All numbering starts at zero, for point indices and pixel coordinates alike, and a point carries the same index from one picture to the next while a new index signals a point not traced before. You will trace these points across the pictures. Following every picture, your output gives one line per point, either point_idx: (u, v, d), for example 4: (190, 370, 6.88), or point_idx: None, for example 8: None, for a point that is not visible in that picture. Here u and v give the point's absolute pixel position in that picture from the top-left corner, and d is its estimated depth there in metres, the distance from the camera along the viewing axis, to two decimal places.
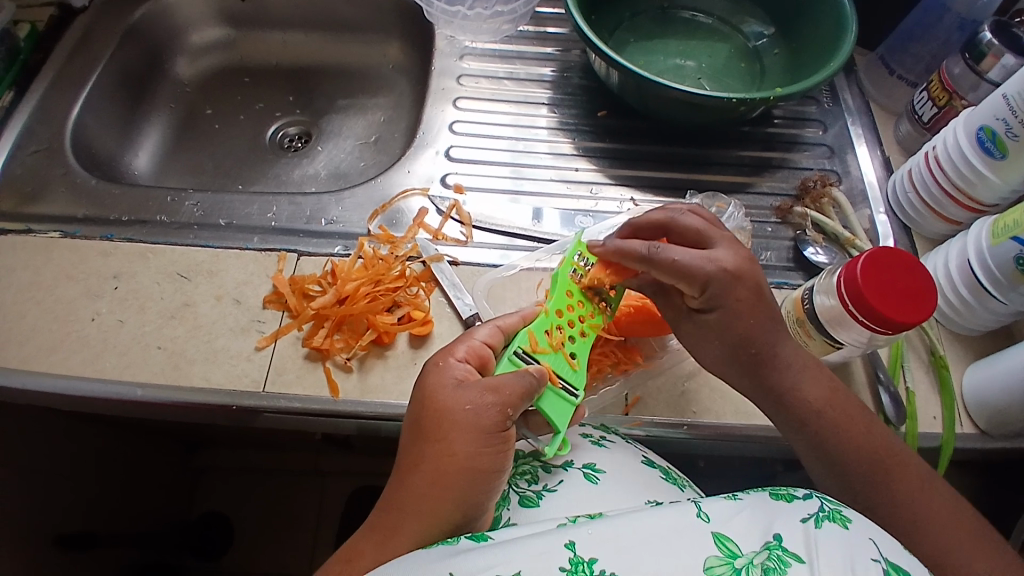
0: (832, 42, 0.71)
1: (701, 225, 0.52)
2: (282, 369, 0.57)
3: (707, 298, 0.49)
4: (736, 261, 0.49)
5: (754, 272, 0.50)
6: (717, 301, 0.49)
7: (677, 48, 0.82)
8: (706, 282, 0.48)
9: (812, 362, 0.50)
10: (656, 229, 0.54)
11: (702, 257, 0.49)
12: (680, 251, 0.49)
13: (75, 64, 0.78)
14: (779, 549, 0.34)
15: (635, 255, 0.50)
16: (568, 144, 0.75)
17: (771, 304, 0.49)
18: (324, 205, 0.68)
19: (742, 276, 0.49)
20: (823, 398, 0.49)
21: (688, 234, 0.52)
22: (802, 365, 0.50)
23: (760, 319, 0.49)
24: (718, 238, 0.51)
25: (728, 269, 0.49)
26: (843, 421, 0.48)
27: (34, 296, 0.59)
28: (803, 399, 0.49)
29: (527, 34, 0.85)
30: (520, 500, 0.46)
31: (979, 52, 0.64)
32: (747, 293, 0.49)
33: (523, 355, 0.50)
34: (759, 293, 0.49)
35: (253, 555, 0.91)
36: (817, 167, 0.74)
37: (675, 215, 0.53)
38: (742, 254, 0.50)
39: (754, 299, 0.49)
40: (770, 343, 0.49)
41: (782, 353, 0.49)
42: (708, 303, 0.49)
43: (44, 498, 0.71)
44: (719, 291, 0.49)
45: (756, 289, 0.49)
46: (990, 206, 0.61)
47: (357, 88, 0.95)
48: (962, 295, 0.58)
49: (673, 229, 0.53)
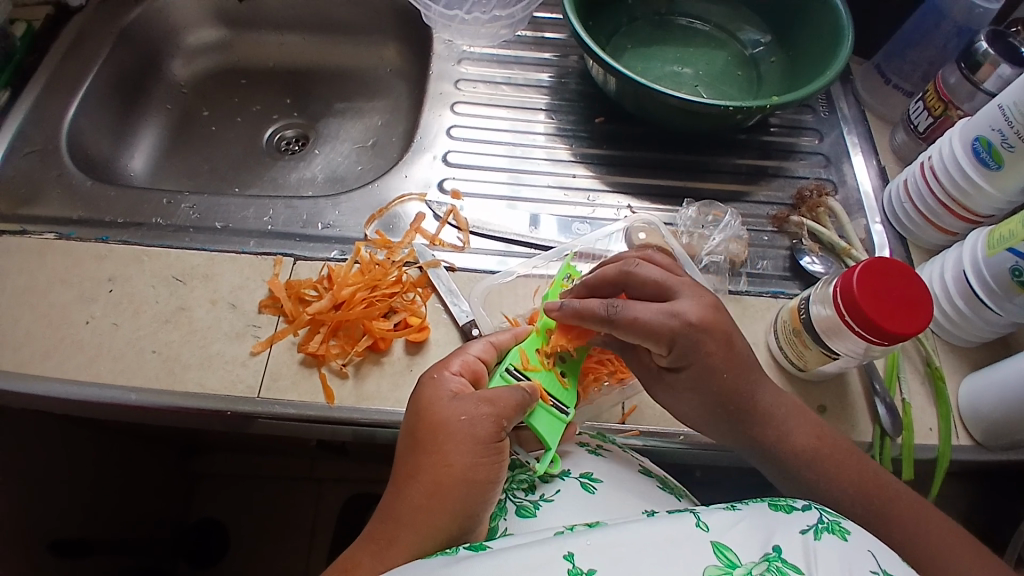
0: (828, 51, 0.72)
1: (659, 277, 0.51)
2: (277, 374, 0.56)
3: (676, 354, 0.49)
4: (700, 312, 0.49)
5: (720, 320, 0.50)
6: (688, 355, 0.49)
7: (675, 55, 0.82)
8: (674, 338, 0.48)
9: (796, 407, 0.51)
10: (613, 286, 0.52)
11: (665, 313, 0.48)
12: (642, 308, 0.48)
13: (71, 66, 0.77)
14: (779, 561, 0.34)
15: (596, 316, 0.48)
16: (566, 150, 0.75)
17: (741, 352, 0.50)
18: (320, 209, 0.68)
19: (709, 328, 0.49)
20: (809, 443, 0.49)
21: (645, 287, 0.51)
22: (785, 410, 0.50)
23: (733, 369, 0.50)
24: (679, 288, 0.50)
25: (694, 322, 0.48)
26: (835, 464, 0.48)
27: (28, 299, 0.59)
28: (789, 446, 0.49)
29: (525, 39, 0.85)
30: (517, 510, 0.46)
31: (975, 62, 0.64)
32: (716, 345, 0.49)
33: (514, 372, 0.50)
34: (729, 345, 0.50)
35: (246, 559, 0.90)
36: (813, 175, 0.74)
37: (630, 265, 0.51)
38: (705, 301, 0.50)
39: (724, 349, 0.49)
40: (746, 394, 0.50)
41: (761, 401, 0.50)
42: (679, 361, 0.49)
43: (38, 502, 0.70)
44: (687, 345, 0.48)
45: (725, 341, 0.49)
46: (986, 215, 0.62)
47: (355, 91, 0.94)
48: (957, 305, 0.58)
49: (630, 282, 0.51)
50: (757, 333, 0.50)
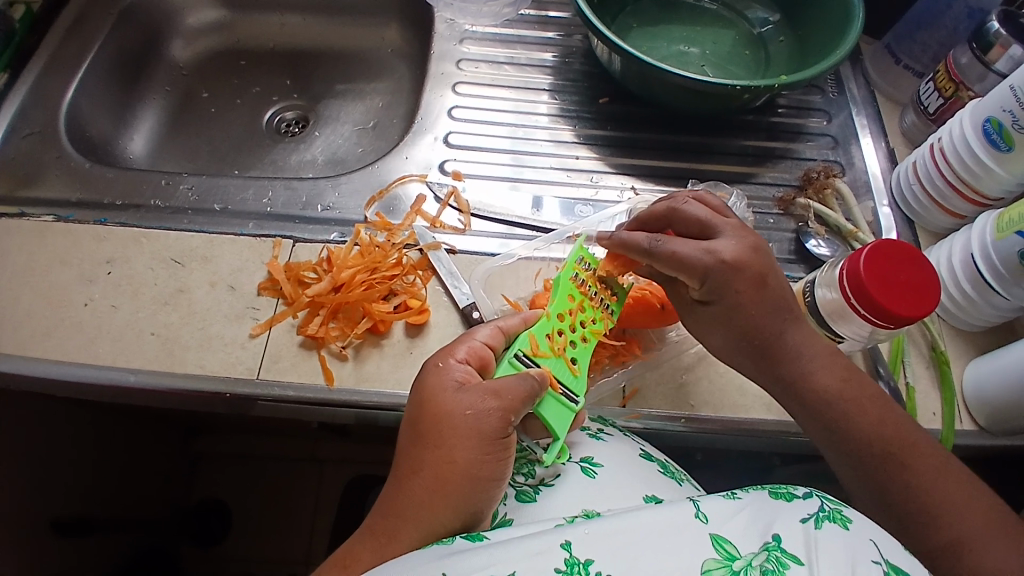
0: (838, 30, 0.70)
1: (705, 215, 0.51)
2: (277, 356, 0.56)
3: (707, 290, 0.49)
4: (737, 251, 0.49)
5: (758, 261, 0.49)
6: (717, 293, 0.49)
7: (681, 35, 0.80)
8: (705, 274, 0.48)
9: (824, 348, 0.50)
10: (659, 221, 0.53)
11: (703, 249, 0.48)
12: (680, 243, 0.49)
13: (69, 45, 0.76)
14: (779, 551, 0.33)
15: (638, 248, 0.50)
16: (569, 131, 0.74)
17: (774, 289, 0.49)
18: (320, 190, 0.67)
19: (743, 266, 0.48)
20: (832, 384, 0.48)
21: (691, 224, 0.51)
22: (808, 349, 0.49)
23: (763, 305, 0.49)
24: (723, 227, 0.50)
25: (728, 260, 0.48)
26: (857, 408, 0.47)
27: (27, 281, 0.59)
28: (812, 385, 0.48)
29: (528, 18, 0.83)
30: (517, 496, 0.46)
31: (987, 43, 0.62)
32: (749, 283, 0.48)
33: (524, 358, 0.49)
34: (762, 283, 0.49)
35: (250, 539, 0.91)
36: (820, 157, 0.73)
37: (678, 203, 0.52)
38: (748, 244, 0.50)
39: (755, 287, 0.49)
40: (778, 330, 0.49)
41: (788, 340, 0.49)
42: (710, 295, 0.49)
43: (44, 482, 0.71)
44: (721, 282, 0.48)
45: (758, 280, 0.49)
46: (996, 199, 0.60)
47: (356, 72, 0.93)
48: (965, 289, 0.57)
49: (676, 219, 0.52)
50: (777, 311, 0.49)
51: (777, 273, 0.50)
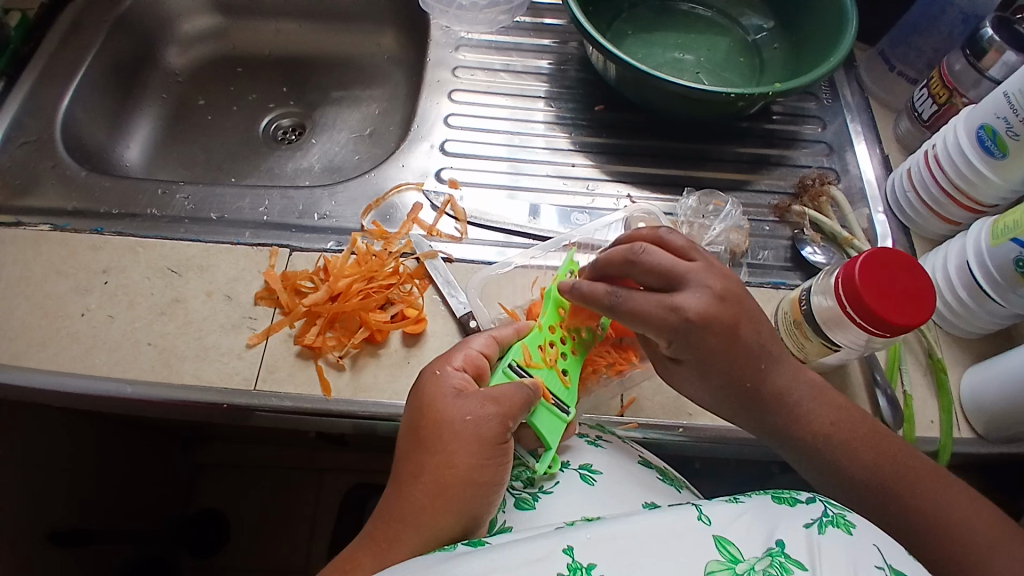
0: (833, 37, 0.71)
1: (668, 265, 0.47)
2: (274, 367, 0.56)
3: (678, 346, 0.47)
4: (704, 306, 0.46)
5: (728, 312, 0.47)
6: (687, 348, 0.47)
7: (676, 42, 0.80)
8: (672, 333, 0.46)
9: (814, 389, 0.49)
10: (619, 268, 0.50)
11: (665, 307, 0.46)
12: (642, 301, 0.46)
13: (64, 53, 0.76)
14: (782, 556, 0.33)
15: (600, 304, 0.48)
16: (565, 139, 0.74)
17: (748, 339, 0.47)
18: (316, 199, 0.67)
19: (712, 322, 0.46)
20: (823, 425, 0.48)
21: (653, 274, 0.48)
22: (796, 391, 0.49)
23: (741, 355, 0.47)
24: (688, 278, 0.47)
25: (695, 318, 0.46)
26: (848, 447, 0.47)
27: (22, 292, 0.58)
28: (802, 427, 0.48)
29: (524, 25, 0.83)
30: (516, 503, 0.45)
31: (980, 49, 0.63)
32: (718, 339, 0.46)
33: (517, 369, 0.49)
34: (734, 334, 0.47)
35: (247, 548, 0.91)
36: (815, 164, 0.73)
37: (638, 250, 0.48)
38: (715, 292, 0.47)
39: (728, 342, 0.47)
40: (760, 376, 0.48)
41: (772, 384, 0.48)
42: (680, 351, 0.48)
43: (41, 492, 0.70)
44: (688, 340, 0.46)
45: (730, 331, 0.47)
46: (990, 206, 0.61)
47: (352, 79, 0.93)
48: (960, 296, 0.58)
49: (636, 268, 0.48)
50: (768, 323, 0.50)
51: (753, 309, 0.48)
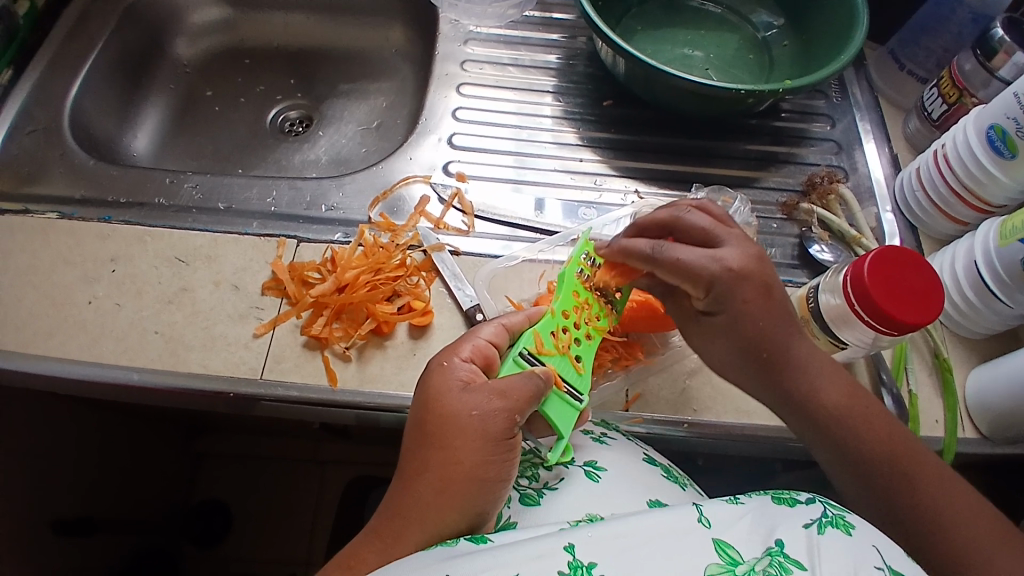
0: (843, 34, 0.70)
1: (707, 225, 0.50)
2: (280, 357, 0.56)
3: (714, 298, 0.49)
4: (743, 261, 0.49)
5: (762, 271, 0.49)
6: (722, 303, 0.49)
7: (685, 38, 0.80)
8: (712, 281, 0.48)
9: (829, 363, 0.50)
10: (659, 229, 0.53)
11: (709, 257, 0.48)
12: (685, 251, 0.49)
13: (73, 42, 0.76)
14: (781, 556, 0.33)
15: (639, 254, 0.50)
16: (573, 134, 0.74)
17: (781, 300, 0.49)
18: (324, 190, 0.67)
19: (750, 276, 0.48)
20: (839, 400, 0.48)
21: (693, 233, 0.51)
22: (817, 364, 0.49)
23: (772, 316, 0.49)
24: (726, 237, 0.50)
25: (734, 269, 0.48)
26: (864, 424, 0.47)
27: (31, 280, 0.59)
28: (819, 403, 0.48)
29: (532, 20, 0.83)
30: (520, 499, 0.46)
31: (990, 49, 0.63)
32: (753, 293, 0.49)
33: (528, 356, 0.49)
34: (767, 293, 0.49)
35: (250, 537, 0.91)
36: (824, 162, 0.73)
37: (680, 212, 0.52)
38: (752, 251, 0.50)
39: (761, 296, 0.49)
40: (782, 343, 0.49)
41: (795, 353, 0.49)
42: (715, 304, 0.50)
43: (46, 480, 0.71)
44: (725, 290, 0.49)
45: (765, 288, 0.49)
46: (999, 205, 0.60)
47: (360, 71, 0.93)
48: (968, 297, 0.57)
49: (677, 227, 0.52)
50: (785, 310, 0.50)
51: (779, 285, 0.50)
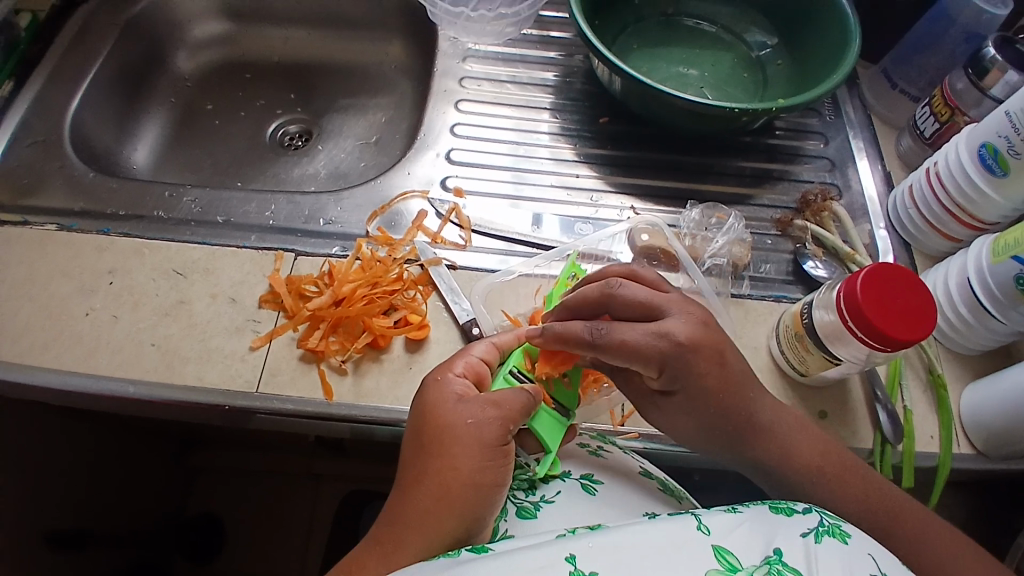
0: (836, 54, 0.71)
1: (646, 297, 0.49)
2: (276, 370, 0.56)
3: (668, 376, 0.48)
4: (691, 331, 0.47)
5: (712, 339, 0.48)
6: (679, 380, 0.48)
7: (681, 57, 0.81)
8: (664, 360, 0.47)
9: (794, 420, 0.50)
10: (594, 307, 0.50)
11: (653, 333, 0.47)
12: (630, 331, 0.46)
13: (75, 56, 0.77)
14: (780, 564, 0.33)
15: (581, 340, 0.47)
16: (570, 150, 0.74)
17: (736, 366, 0.49)
18: (322, 204, 0.68)
19: (699, 347, 0.47)
20: (811, 459, 0.48)
21: (631, 307, 0.49)
22: (783, 429, 0.49)
23: (731, 385, 0.49)
24: (666, 306, 0.49)
25: (684, 342, 0.47)
26: (832, 475, 0.48)
27: (28, 291, 0.59)
28: (791, 463, 0.48)
29: (530, 38, 0.84)
30: (518, 512, 0.45)
31: (982, 68, 0.64)
32: (710, 364, 0.48)
33: (517, 374, 0.50)
34: (721, 360, 0.48)
35: (243, 551, 0.91)
36: (817, 179, 0.74)
37: (613, 284, 0.49)
38: (696, 319, 0.49)
39: (718, 368, 0.48)
40: (745, 414, 0.49)
41: (760, 419, 0.49)
42: (670, 383, 0.48)
43: (38, 492, 0.70)
44: (678, 367, 0.47)
45: (717, 356, 0.48)
46: (992, 223, 0.61)
47: (359, 87, 0.94)
48: (961, 313, 0.58)
49: (614, 304, 0.49)
50: (743, 373, 0.50)
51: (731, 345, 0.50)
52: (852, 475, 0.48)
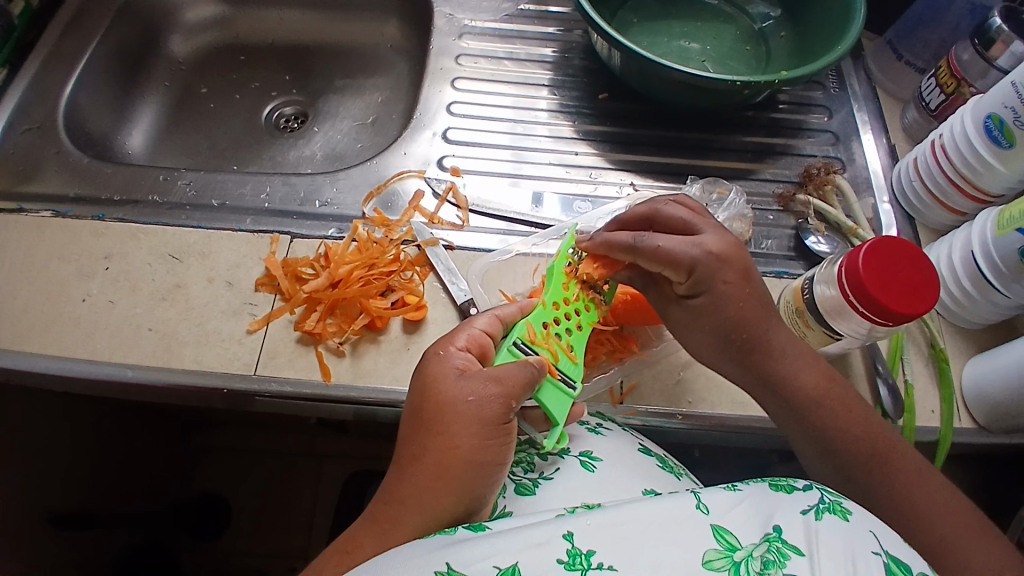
0: (839, 24, 0.70)
1: (685, 216, 0.51)
2: (274, 352, 0.56)
3: (694, 283, 0.49)
4: (722, 245, 0.49)
5: (741, 255, 0.50)
6: (705, 285, 0.49)
7: (682, 30, 0.80)
8: (694, 266, 0.48)
9: (805, 350, 0.50)
10: (638, 224, 0.54)
11: (687, 242, 0.49)
12: (664, 238, 0.49)
13: (67, 38, 0.76)
14: (779, 542, 0.33)
15: (621, 245, 0.51)
16: (569, 127, 0.73)
17: (759, 285, 0.50)
18: (318, 186, 0.67)
19: (729, 259, 0.49)
20: (817, 385, 0.48)
21: (671, 225, 0.51)
22: (795, 350, 0.49)
23: (749, 299, 0.49)
24: (705, 225, 0.51)
25: (713, 252, 0.49)
26: (841, 410, 0.47)
27: (25, 277, 0.58)
28: (798, 389, 0.48)
29: (528, 13, 0.83)
30: (516, 489, 0.46)
31: (988, 38, 0.62)
32: (733, 277, 0.49)
33: (523, 346, 0.49)
34: (746, 278, 0.49)
35: (249, 533, 0.91)
36: (821, 153, 0.72)
37: (659, 206, 0.52)
38: (729, 238, 0.51)
39: (741, 282, 0.49)
40: (761, 331, 0.49)
41: (774, 340, 0.49)
42: (695, 289, 0.49)
43: (44, 475, 0.71)
44: (706, 274, 0.49)
45: (743, 273, 0.49)
46: (997, 196, 0.60)
47: (355, 66, 0.93)
48: (964, 286, 0.57)
49: (655, 220, 0.52)
50: (762, 297, 0.50)
51: (757, 270, 0.51)
52: (855, 406, 0.48)
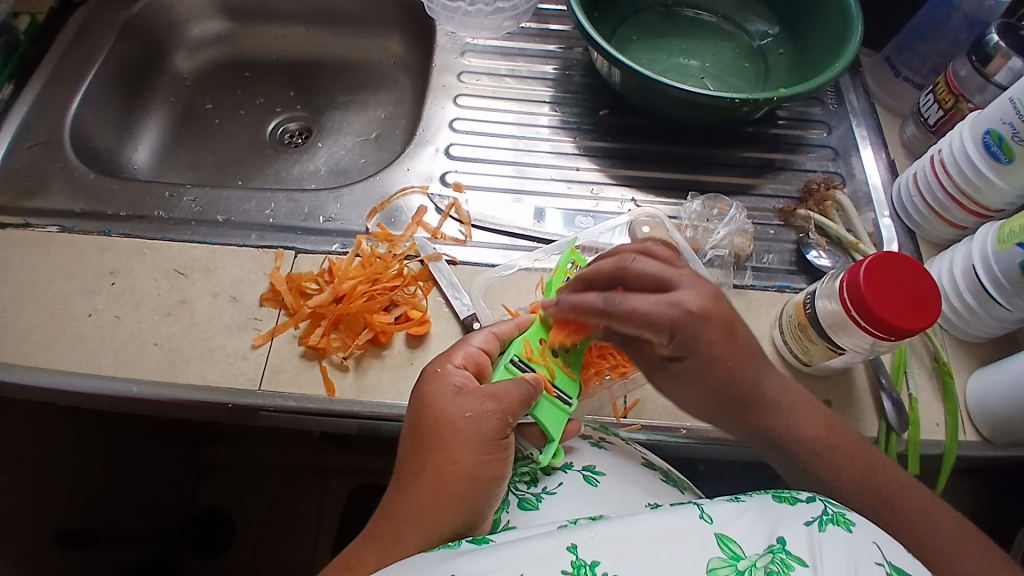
0: (837, 42, 0.71)
1: (658, 270, 0.47)
2: (278, 368, 0.56)
3: (677, 345, 0.47)
4: (701, 302, 0.46)
5: (722, 310, 0.47)
6: (688, 347, 0.47)
7: (681, 47, 0.81)
8: (673, 328, 0.46)
9: (802, 400, 0.49)
10: (606, 280, 0.49)
11: (664, 303, 0.46)
12: (640, 299, 0.46)
13: (75, 57, 0.77)
14: (783, 553, 0.33)
15: (592, 309, 0.47)
16: (570, 143, 0.74)
17: (745, 339, 0.48)
18: (322, 202, 0.68)
19: (710, 317, 0.46)
20: (817, 433, 0.47)
21: (643, 281, 0.48)
22: (788, 399, 0.48)
23: (738, 357, 0.48)
24: (678, 280, 0.47)
25: (694, 311, 0.46)
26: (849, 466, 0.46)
27: (31, 292, 0.59)
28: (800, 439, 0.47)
29: (529, 31, 0.84)
30: (519, 503, 0.45)
31: (986, 54, 0.63)
32: (718, 334, 0.47)
33: (518, 363, 0.50)
34: (730, 333, 0.47)
35: (250, 549, 0.91)
36: (820, 169, 0.73)
37: (626, 260, 0.49)
38: (707, 290, 0.48)
39: (727, 338, 0.47)
40: (753, 380, 0.48)
41: (766, 389, 0.48)
42: (679, 351, 0.47)
43: (47, 491, 0.71)
44: (688, 335, 0.46)
45: (727, 328, 0.47)
46: (997, 210, 0.60)
47: (358, 83, 0.94)
48: (966, 301, 0.57)
49: (626, 277, 0.48)
50: (750, 349, 0.48)
51: (740, 320, 0.49)
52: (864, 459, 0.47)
